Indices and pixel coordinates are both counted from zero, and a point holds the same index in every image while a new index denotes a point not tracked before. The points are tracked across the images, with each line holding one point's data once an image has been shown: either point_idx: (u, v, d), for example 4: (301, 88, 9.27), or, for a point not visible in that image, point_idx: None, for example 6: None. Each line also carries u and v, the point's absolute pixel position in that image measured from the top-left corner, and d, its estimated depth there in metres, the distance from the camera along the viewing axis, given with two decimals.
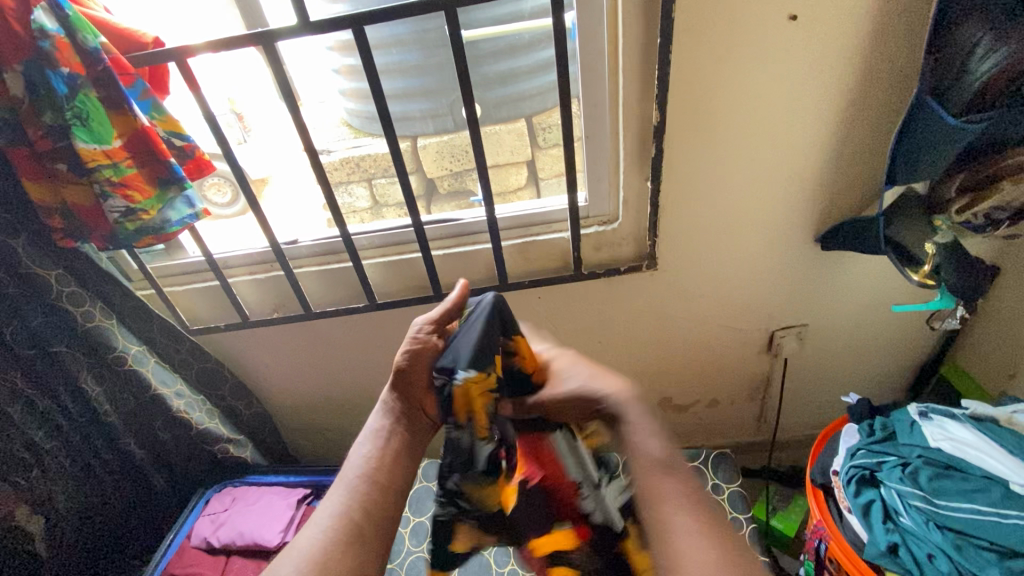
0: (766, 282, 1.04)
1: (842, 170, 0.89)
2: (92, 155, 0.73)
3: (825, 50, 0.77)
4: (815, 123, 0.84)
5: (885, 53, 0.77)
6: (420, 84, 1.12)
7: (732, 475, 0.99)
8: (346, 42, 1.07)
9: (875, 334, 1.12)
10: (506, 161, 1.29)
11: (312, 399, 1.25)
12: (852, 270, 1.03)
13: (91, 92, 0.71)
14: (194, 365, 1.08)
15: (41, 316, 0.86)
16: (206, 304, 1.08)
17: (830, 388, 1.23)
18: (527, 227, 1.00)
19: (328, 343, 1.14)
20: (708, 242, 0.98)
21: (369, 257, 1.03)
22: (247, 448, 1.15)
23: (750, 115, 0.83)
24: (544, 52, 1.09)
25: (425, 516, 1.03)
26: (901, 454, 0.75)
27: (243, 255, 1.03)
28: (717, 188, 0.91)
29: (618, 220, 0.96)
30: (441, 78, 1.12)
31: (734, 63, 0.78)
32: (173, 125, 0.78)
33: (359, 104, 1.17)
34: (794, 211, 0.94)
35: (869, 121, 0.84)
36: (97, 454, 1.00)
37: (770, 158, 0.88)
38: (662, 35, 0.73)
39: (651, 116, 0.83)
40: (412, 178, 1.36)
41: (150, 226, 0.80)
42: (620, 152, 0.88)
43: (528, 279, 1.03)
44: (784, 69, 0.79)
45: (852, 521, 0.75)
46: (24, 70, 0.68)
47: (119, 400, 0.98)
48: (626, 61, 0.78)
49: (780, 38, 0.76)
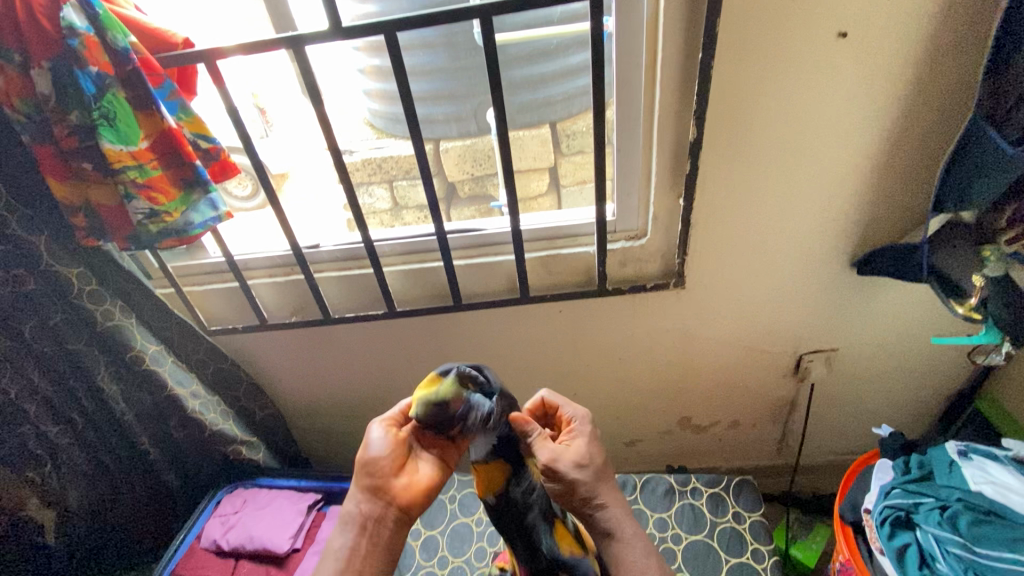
0: (796, 305, 1.01)
1: (882, 194, 0.85)
2: (118, 156, 0.71)
3: (873, 69, 0.74)
4: (858, 145, 0.81)
5: (939, 74, 0.74)
6: (447, 87, 1.11)
7: (755, 502, 0.96)
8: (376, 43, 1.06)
9: (908, 363, 1.08)
10: (529, 167, 1.27)
11: (326, 404, 1.24)
12: (889, 296, 0.99)
13: (119, 92, 0.70)
14: (210, 365, 1.08)
15: (62, 313, 0.86)
16: (226, 304, 1.07)
17: (857, 415, 1.18)
18: (551, 239, 0.97)
19: (344, 348, 1.13)
20: (737, 261, 0.95)
21: (390, 264, 1.02)
22: (259, 450, 1.14)
23: (788, 135, 0.80)
24: (573, 59, 1.07)
25: (437, 530, 1.00)
26: (938, 496, 0.71)
27: (263, 257, 1.02)
28: (751, 207, 0.88)
29: (647, 236, 0.93)
30: (467, 82, 1.10)
31: (776, 80, 0.75)
32: (200, 126, 0.77)
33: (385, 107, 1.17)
34: (832, 234, 0.91)
35: (913, 145, 0.80)
36: (110, 450, 1.00)
37: (808, 180, 0.85)
38: (702, 50, 0.71)
39: (687, 132, 0.80)
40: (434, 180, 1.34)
41: (173, 227, 0.79)
42: (652, 167, 0.85)
43: (551, 292, 1.01)
44: (829, 88, 0.75)
45: (883, 562, 0.72)
46: (52, 68, 0.67)
47: (134, 398, 0.98)
48: (664, 75, 0.75)
49: (826, 56, 0.73)
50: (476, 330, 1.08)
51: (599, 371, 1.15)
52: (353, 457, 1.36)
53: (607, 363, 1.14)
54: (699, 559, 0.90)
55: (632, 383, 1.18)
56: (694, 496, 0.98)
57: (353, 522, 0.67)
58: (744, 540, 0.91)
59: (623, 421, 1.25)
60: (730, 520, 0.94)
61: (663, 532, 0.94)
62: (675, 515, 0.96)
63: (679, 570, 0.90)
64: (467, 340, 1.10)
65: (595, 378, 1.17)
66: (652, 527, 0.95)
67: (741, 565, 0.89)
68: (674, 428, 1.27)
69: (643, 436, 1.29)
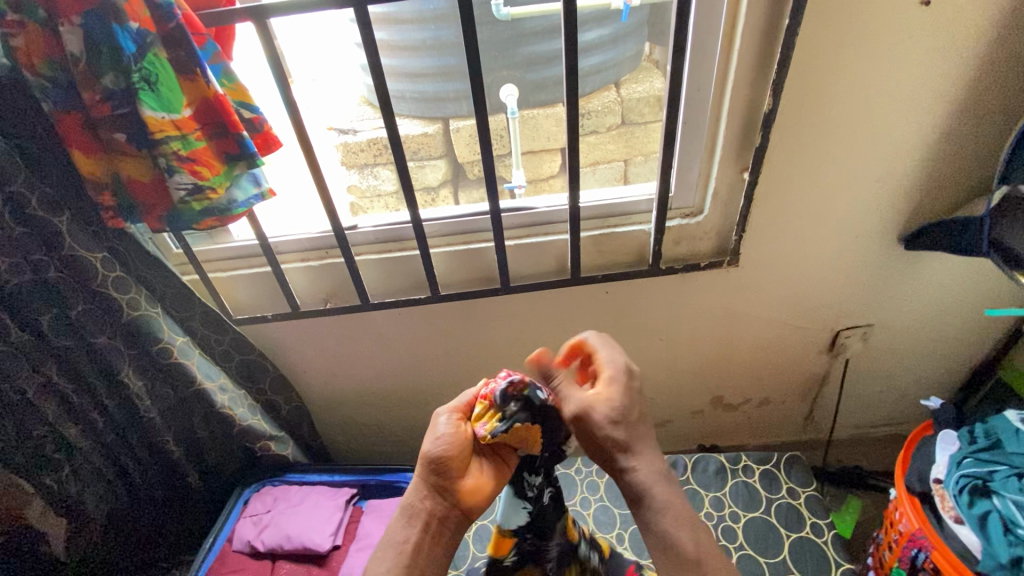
0: (839, 282, 1.02)
1: (941, 170, 0.86)
2: (160, 125, 0.64)
3: (952, 39, 0.73)
4: (925, 119, 0.80)
5: (1013, 47, 0.73)
6: (449, 64, 1.06)
7: (806, 478, 0.97)
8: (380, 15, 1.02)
9: (937, 338, 1.11)
10: (541, 148, 1.30)
11: (354, 395, 1.19)
12: (931, 272, 1.00)
13: (160, 52, 0.62)
14: (235, 357, 1.00)
15: (84, 304, 0.77)
16: (252, 291, 1.00)
17: (884, 389, 1.21)
18: (603, 218, 0.94)
19: (377, 335, 1.07)
20: (791, 238, 0.94)
21: (434, 246, 0.96)
22: (288, 445, 1.08)
23: (861, 108, 0.78)
24: (591, 33, 1.03)
25: (488, 519, 0.98)
26: (1012, 464, 0.72)
27: (296, 239, 0.96)
28: (814, 183, 0.87)
29: (703, 214, 0.91)
30: (488, 60, 1.07)
31: (855, 52, 0.73)
32: (243, 94, 0.70)
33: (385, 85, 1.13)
34: (884, 210, 0.91)
35: (979, 119, 0.80)
36: (132, 451, 0.92)
37: (872, 154, 0.84)
38: (790, 17, 0.68)
39: (760, 104, 0.78)
40: (443, 162, 1.31)
41: (216, 206, 0.71)
42: (718, 142, 0.83)
43: (601, 273, 0.98)
44: (906, 59, 0.74)
45: (959, 530, 0.72)
46: (83, 23, 0.59)
47: (161, 395, 0.90)
48: (743, 44, 0.72)
49: (908, 26, 0.71)
50: (518, 314, 1.04)
51: (638, 353, 1.14)
52: (377, 449, 1.31)
53: (646, 345, 1.12)
54: (760, 536, 0.90)
55: (669, 364, 1.17)
56: (746, 474, 0.98)
57: (419, 518, 0.60)
58: (801, 515, 0.92)
59: (658, 402, 1.25)
60: (787, 495, 0.95)
61: (720, 510, 0.94)
62: (730, 493, 0.96)
63: (741, 547, 0.90)
64: (508, 325, 1.07)
65: (634, 361, 1.16)
66: (708, 506, 0.95)
67: (802, 540, 0.89)
68: (705, 408, 1.27)
69: (674, 417, 1.29)
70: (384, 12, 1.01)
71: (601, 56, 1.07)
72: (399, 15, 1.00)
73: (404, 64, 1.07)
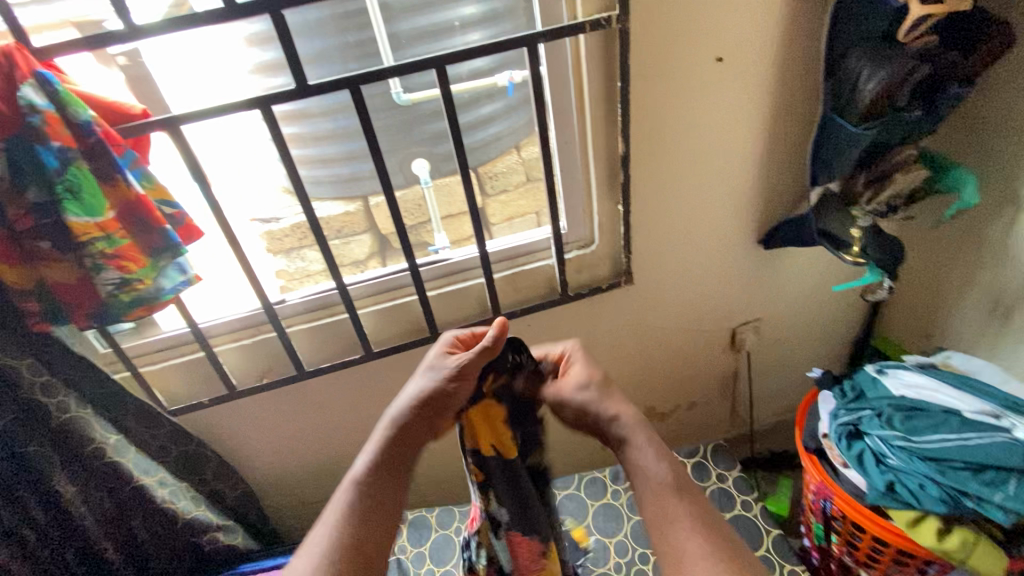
0: (722, 285, 1.18)
1: (772, 180, 1.05)
2: (85, 228, 0.70)
3: (748, 85, 0.94)
4: (748, 144, 1.00)
5: (795, 81, 0.95)
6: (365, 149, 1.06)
7: (730, 461, 1.07)
8: (289, 113, 0.98)
9: (817, 319, 1.29)
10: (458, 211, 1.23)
11: (298, 468, 1.19)
12: (792, 264, 1.19)
13: (82, 164, 0.69)
14: (174, 450, 1.00)
15: (12, 413, 0.77)
16: (185, 379, 1.01)
17: (787, 373, 1.37)
18: (512, 259, 1.06)
19: (316, 403, 1.10)
20: (671, 253, 1.10)
21: (362, 306, 1.03)
22: (237, 533, 1.07)
23: (693, 142, 0.97)
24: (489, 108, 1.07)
25: (449, 564, 1.00)
26: (873, 407, 0.86)
27: (226, 321, 0.99)
28: (679, 204, 1.03)
29: (595, 243, 1.06)
30: (391, 142, 1.07)
31: (678, 99, 0.92)
32: (162, 192, 0.77)
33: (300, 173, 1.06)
34: (738, 220, 1.09)
35: (787, 140, 1.01)
36: (68, 570, 0.88)
37: (716, 177, 1.02)
38: (621, 79, 0.86)
39: (616, 146, 0.95)
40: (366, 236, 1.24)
41: (145, 295, 0.77)
42: (592, 180, 0.99)
43: (519, 308, 1.08)
44: (719, 104, 0.94)
45: (847, 473, 0.84)
46: (8, 148, 0.66)
47: (95, 501, 0.88)
48: (592, 104, 0.90)
49: (710, 76, 0.91)
50: None
51: None
52: None
53: None
54: None
55: None
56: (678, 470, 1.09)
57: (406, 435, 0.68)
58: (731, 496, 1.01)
59: None
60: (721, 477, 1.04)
61: None
62: None
63: None
64: None
65: None
66: None
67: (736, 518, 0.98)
68: None
69: None
70: (291, 109, 0.98)
71: (515, 116, 1.09)
72: (308, 111, 0.99)
73: (324, 153, 1.04)
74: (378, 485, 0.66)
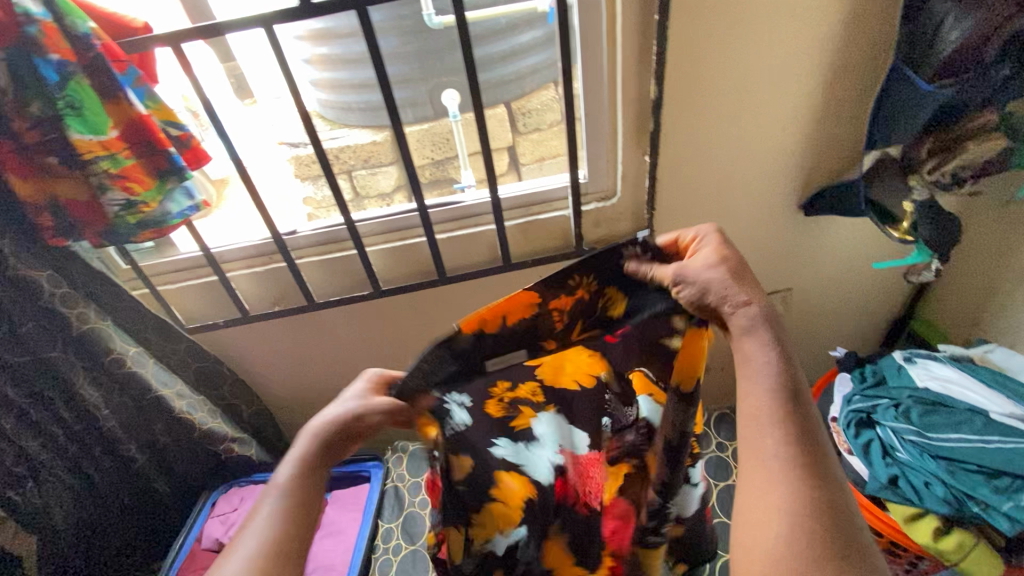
0: (753, 252, 1.10)
1: (823, 138, 0.94)
2: (89, 146, 0.70)
3: (809, 25, 0.81)
4: (802, 96, 0.89)
5: (868, 23, 0.82)
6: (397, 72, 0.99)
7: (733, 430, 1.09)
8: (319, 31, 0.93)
9: (854, 295, 1.20)
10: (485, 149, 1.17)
11: (310, 393, 1.24)
12: (835, 234, 1.09)
13: (83, 80, 0.67)
14: (192, 365, 1.05)
15: (34, 321, 0.82)
16: (202, 301, 1.04)
17: (813, 348, 1.30)
18: (527, 207, 1.01)
19: (326, 334, 1.13)
20: (700, 212, 1.02)
21: (371, 243, 1.02)
22: (251, 446, 1.13)
23: (737, 90, 0.87)
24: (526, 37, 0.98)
25: None
26: (892, 396, 0.81)
27: (239, 248, 0.99)
28: (711, 160, 0.95)
29: (616, 196, 0.99)
30: (424, 67, 1.00)
31: (724, 39, 0.81)
32: (169, 114, 0.76)
33: (330, 99, 1.03)
34: (780, 182, 0.99)
35: (848, 94, 0.89)
36: (96, 462, 0.97)
37: (759, 132, 0.92)
38: (659, 13, 0.76)
39: (648, 91, 0.86)
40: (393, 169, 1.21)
41: (151, 218, 0.78)
42: (619, 126, 0.91)
43: (530, 259, 1.04)
44: (772, 47, 0.83)
45: (851, 461, 0.81)
46: (9, 58, 0.64)
47: (119, 405, 0.95)
48: (625, 40, 0.81)
49: (765, 13, 0.79)
50: (458, 304, 1.10)
51: None
52: None
53: None
54: None
55: None
56: None
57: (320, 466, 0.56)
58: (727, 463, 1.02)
59: None
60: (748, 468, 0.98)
61: None
62: None
63: None
64: (451, 314, 1.12)
65: None
66: None
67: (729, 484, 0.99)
68: None
69: None
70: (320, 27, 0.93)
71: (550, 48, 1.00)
72: (336, 30, 0.92)
73: (353, 78, 0.99)
74: (300, 498, 0.53)
